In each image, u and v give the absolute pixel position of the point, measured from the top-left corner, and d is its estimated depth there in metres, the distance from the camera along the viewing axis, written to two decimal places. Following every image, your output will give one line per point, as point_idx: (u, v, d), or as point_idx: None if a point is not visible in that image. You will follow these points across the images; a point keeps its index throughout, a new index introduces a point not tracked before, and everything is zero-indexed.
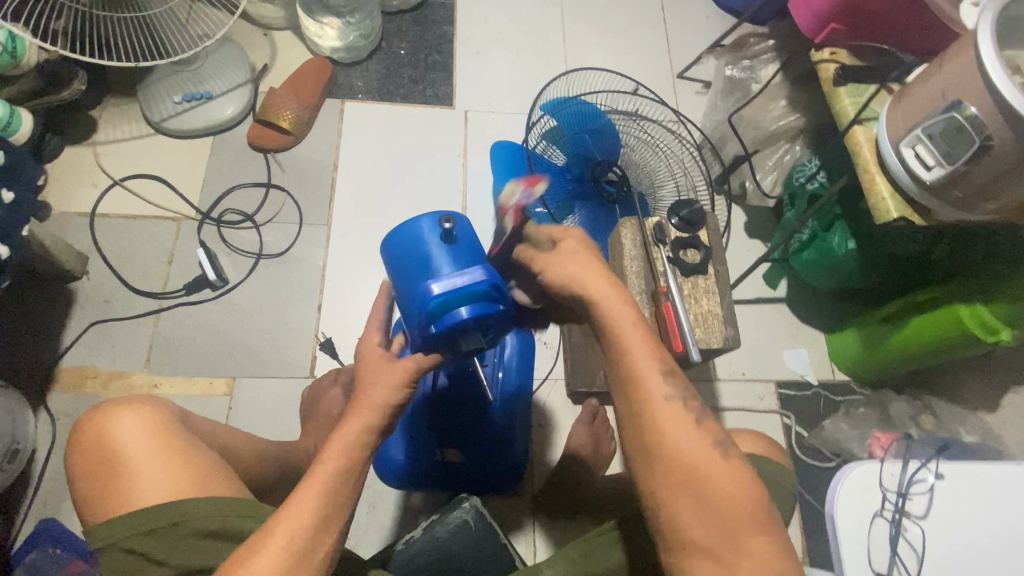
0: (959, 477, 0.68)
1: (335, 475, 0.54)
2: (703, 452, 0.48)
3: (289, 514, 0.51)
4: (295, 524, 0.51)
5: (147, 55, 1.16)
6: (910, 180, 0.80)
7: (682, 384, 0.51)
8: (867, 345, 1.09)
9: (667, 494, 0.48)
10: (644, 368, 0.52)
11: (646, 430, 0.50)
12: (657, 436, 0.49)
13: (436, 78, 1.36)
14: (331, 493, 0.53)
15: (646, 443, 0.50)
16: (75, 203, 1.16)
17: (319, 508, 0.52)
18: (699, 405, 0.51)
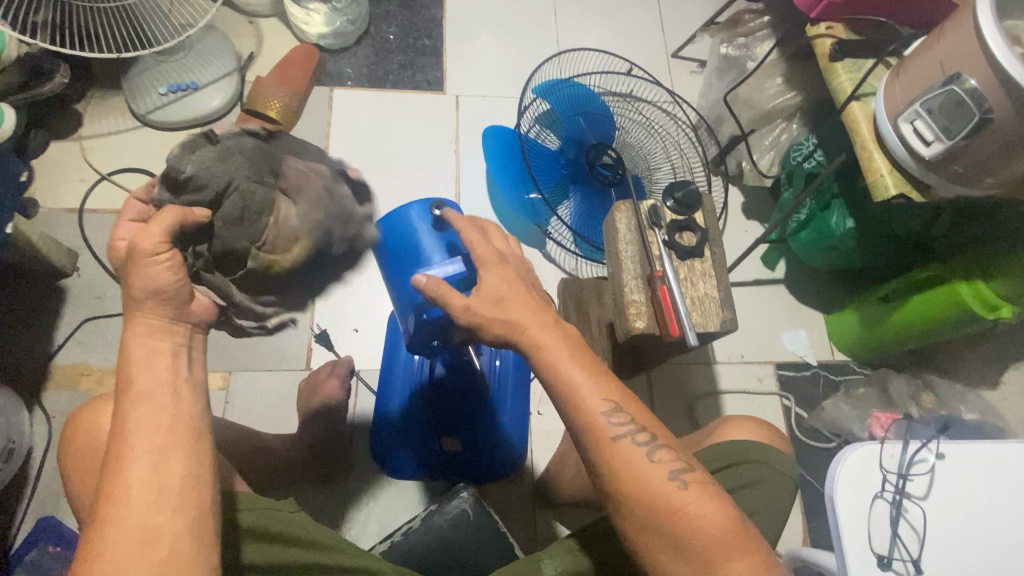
0: (966, 461, 0.62)
1: (151, 438, 0.47)
2: (666, 485, 0.53)
3: (117, 500, 0.44)
4: (131, 503, 0.44)
5: (129, 45, 1.13)
6: (908, 155, 0.78)
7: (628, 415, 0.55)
8: (866, 324, 1.09)
9: (644, 531, 0.52)
10: (613, 435, 0.54)
11: (615, 475, 0.54)
12: (620, 479, 0.54)
13: (427, 62, 1.33)
14: (155, 454, 0.46)
15: (637, 506, 0.53)
16: (63, 198, 1.15)
17: (151, 476, 0.46)
18: (647, 436, 0.54)
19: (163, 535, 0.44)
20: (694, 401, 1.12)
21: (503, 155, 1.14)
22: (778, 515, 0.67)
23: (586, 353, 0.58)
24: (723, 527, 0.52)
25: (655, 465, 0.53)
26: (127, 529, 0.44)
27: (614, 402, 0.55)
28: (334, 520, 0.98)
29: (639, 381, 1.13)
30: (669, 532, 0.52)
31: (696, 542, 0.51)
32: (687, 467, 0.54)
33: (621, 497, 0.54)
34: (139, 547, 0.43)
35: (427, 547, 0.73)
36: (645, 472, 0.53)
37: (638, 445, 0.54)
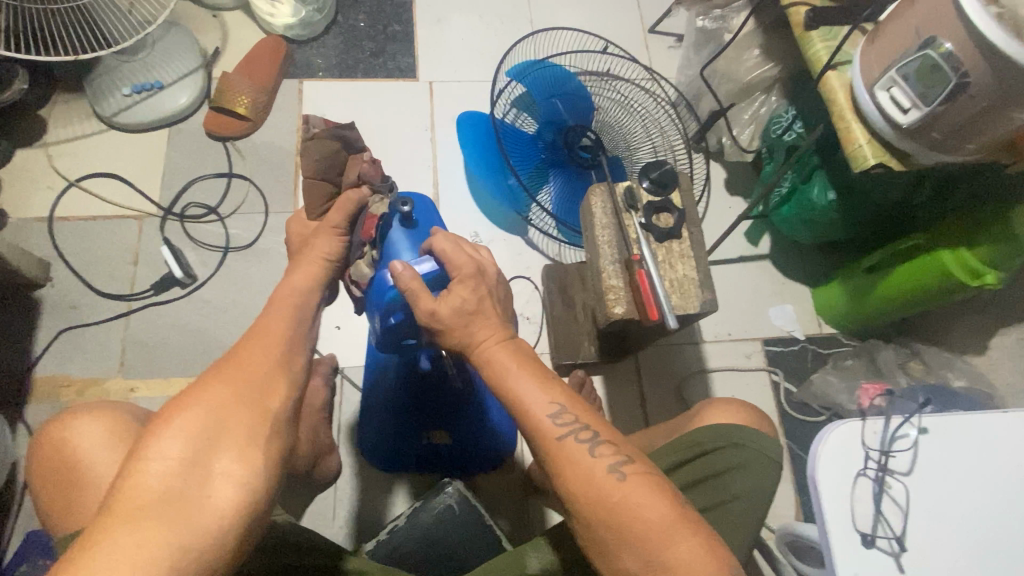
0: (945, 434, 0.62)
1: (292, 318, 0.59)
2: (607, 478, 0.52)
3: (252, 346, 0.54)
4: (260, 350, 0.54)
5: (88, 46, 1.10)
6: (885, 124, 0.76)
7: (574, 416, 0.54)
8: (852, 296, 1.08)
9: (592, 529, 0.52)
10: (558, 436, 0.53)
11: (562, 476, 0.53)
12: (566, 479, 0.53)
13: (398, 49, 1.30)
14: (284, 342, 0.56)
15: (584, 504, 0.52)
16: (32, 207, 1.12)
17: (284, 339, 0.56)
18: (590, 436, 0.53)
19: (269, 386, 0.51)
20: (683, 380, 1.11)
21: (479, 141, 1.12)
22: (765, 497, 0.67)
23: (534, 360, 0.58)
24: (663, 514, 0.50)
25: (596, 460, 0.53)
26: (225, 395, 0.49)
27: (558, 403, 0.55)
28: (325, 519, 0.98)
29: (626, 363, 1.12)
30: (613, 526, 0.51)
31: (639, 533, 0.50)
32: (629, 460, 0.53)
33: (568, 497, 0.53)
34: (249, 383, 0.51)
35: (411, 545, 0.73)
36: (589, 469, 0.52)
37: (582, 444, 0.53)
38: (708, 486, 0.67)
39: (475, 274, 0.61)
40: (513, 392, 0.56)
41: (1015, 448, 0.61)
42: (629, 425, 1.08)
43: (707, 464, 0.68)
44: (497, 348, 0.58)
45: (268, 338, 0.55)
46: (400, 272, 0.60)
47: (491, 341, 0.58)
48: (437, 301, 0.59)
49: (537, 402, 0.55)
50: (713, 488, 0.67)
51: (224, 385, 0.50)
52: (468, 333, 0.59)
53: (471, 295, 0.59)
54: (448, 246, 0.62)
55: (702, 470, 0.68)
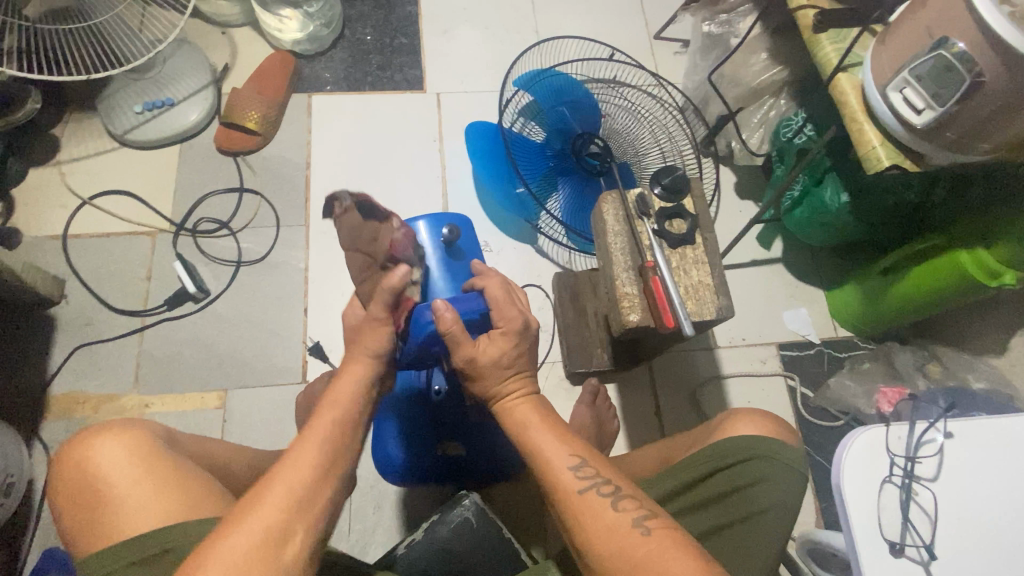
0: (972, 438, 0.61)
1: (333, 428, 0.57)
2: (629, 534, 0.51)
3: (291, 466, 0.52)
4: (299, 474, 0.52)
5: (101, 65, 1.11)
6: (899, 125, 0.76)
7: (595, 471, 0.55)
8: (868, 299, 1.07)
9: None
10: (579, 489, 0.54)
11: (579, 528, 0.53)
12: (586, 534, 0.52)
13: (405, 61, 1.31)
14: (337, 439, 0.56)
15: (606, 561, 0.50)
16: (47, 226, 1.13)
17: (325, 456, 0.54)
18: (611, 489, 0.54)
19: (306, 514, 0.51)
20: (698, 387, 1.11)
21: (487, 151, 1.11)
22: (791, 511, 0.65)
23: (555, 418, 0.60)
24: (687, 569, 0.48)
25: (619, 514, 0.52)
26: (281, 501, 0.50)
27: (579, 456, 0.56)
28: (341, 533, 0.98)
29: (640, 371, 1.12)
30: None
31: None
32: (651, 514, 0.53)
33: (589, 551, 0.52)
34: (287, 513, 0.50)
35: (430, 561, 0.72)
36: (613, 523, 0.52)
37: (603, 497, 0.53)
38: (732, 498, 0.66)
39: (520, 329, 0.62)
40: (532, 443, 0.57)
41: None
42: (644, 433, 1.07)
43: (733, 476, 0.66)
44: (520, 401, 0.61)
45: (310, 461, 0.53)
46: (443, 314, 0.60)
47: (517, 394, 0.61)
48: (475, 347, 0.61)
49: (559, 448, 0.57)
50: (737, 501, 0.65)
51: (265, 516, 0.49)
52: (497, 380, 0.61)
53: (510, 349, 0.61)
54: (500, 294, 0.65)
55: (727, 482, 0.66)
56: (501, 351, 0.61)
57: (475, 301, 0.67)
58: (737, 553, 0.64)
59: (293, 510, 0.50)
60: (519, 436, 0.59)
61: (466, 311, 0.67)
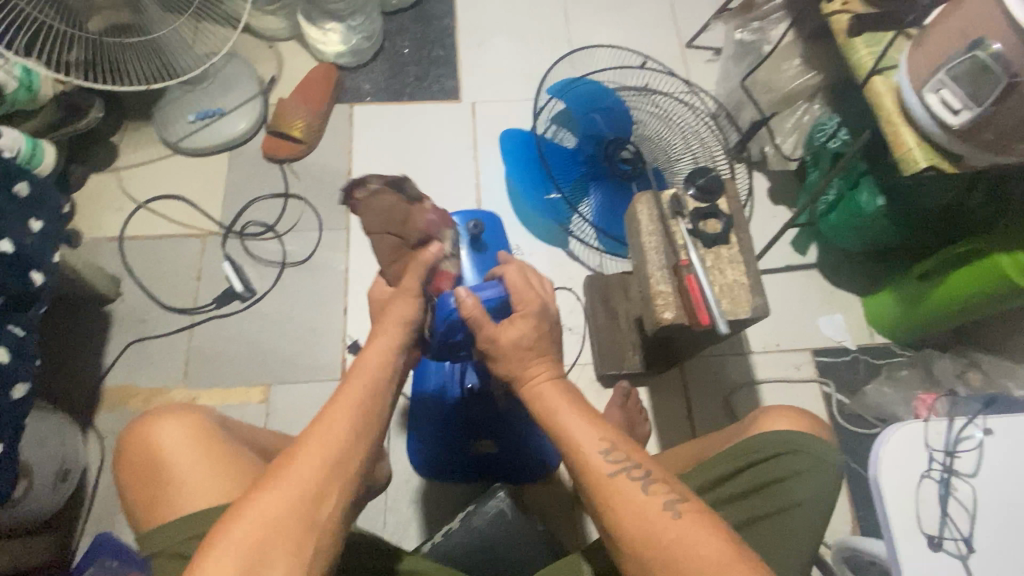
0: (1010, 432, 0.60)
1: (366, 394, 0.55)
2: (660, 518, 0.52)
3: (313, 443, 0.51)
4: (322, 451, 0.51)
5: (157, 77, 1.18)
6: (935, 127, 0.76)
7: (624, 453, 0.56)
8: (906, 303, 1.06)
9: (646, 570, 0.51)
10: (609, 471, 0.55)
11: (611, 512, 0.54)
12: (615, 517, 0.54)
13: (442, 72, 1.35)
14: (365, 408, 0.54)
15: (636, 542, 0.52)
16: (104, 228, 1.20)
17: (355, 425, 0.53)
18: (642, 473, 0.55)
19: (289, 540, 0.48)
20: (730, 391, 1.10)
21: (522, 156, 1.14)
22: (825, 504, 0.65)
23: (584, 402, 0.61)
24: (718, 551, 0.49)
25: (649, 497, 0.53)
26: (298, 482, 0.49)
27: (608, 439, 0.57)
28: (377, 526, 1.00)
29: (672, 374, 1.12)
30: (668, 569, 0.50)
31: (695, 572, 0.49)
32: (682, 498, 0.54)
33: (618, 529, 0.54)
34: (304, 493, 0.49)
35: (464, 548, 0.74)
36: (642, 504, 0.53)
37: (634, 480, 0.55)
38: (762, 492, 0.66)
39: (539, 310, 0.65)
40: (562, 422, 0.59)
41: None
42: (676, 435, 1.08)
43: (764, 471, 0.67)
44: (548, 384, 0.62)
45: (330, 438, 0.51)
46: (464, 299, 0.64)
47: (540, 378, 0.62)
48: (497, 328, 0.64)
49: (590, 433, 0.57)
50: (768, 495, 0.66)
51: (280, 496, 0.49)
52: (521, 366, 0.63)
53: (529, 330, 0.63)
54: (519, 279, 0.67)
55: (761, 475, 0.67)
56: (537, 346, 0.63)
57: (496, 288, 0.70)
58: (772, 548, 0.64)
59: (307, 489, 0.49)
60: (550, 418, 0.60)
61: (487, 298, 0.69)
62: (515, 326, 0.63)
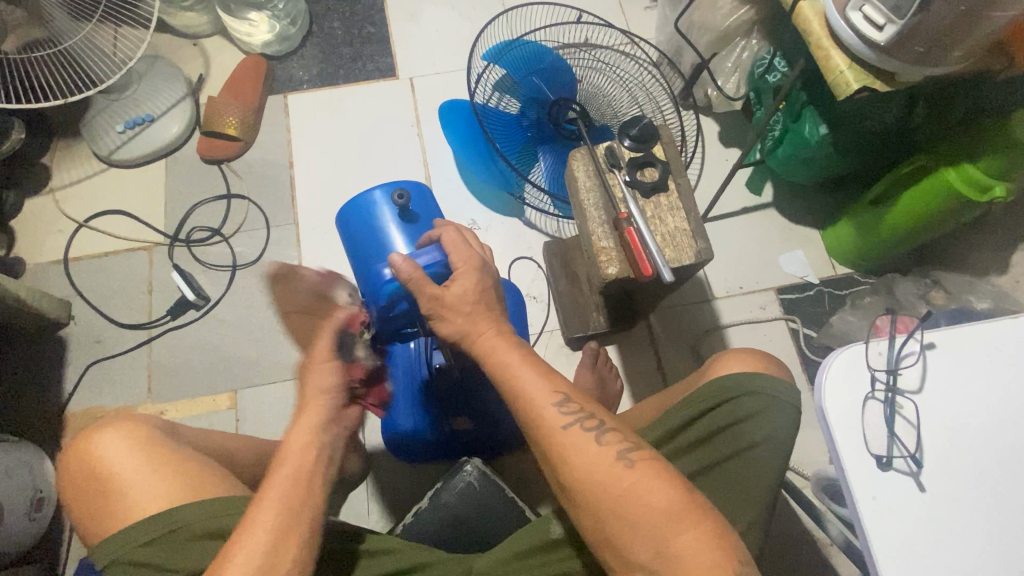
0: (953, 342, 0.59)
1: (289, 489, 0.54)
2: (612, 469, 0.53)
3: (242, 541, 0.51)
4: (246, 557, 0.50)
5: (77, 88, 1.13)
6: (864, 47, 0.75)
7: (578, 405, 0.56)
8: (861, 231, 1.05)
9: (602, 521, 0.52)
10: (564, 424, 0.55)
11: (566, 470, 0.54)
12: (569, 468, 0.54)
13: (375, 50, 1.31)
14: (278, 519, 0.52)
15: (591, 493, 0.53)
16: (47, 252, 1.17)
17: (270, 537, 0.51)
18: (595, 423, 0.55)
19: None
20: (698, 339, 1.10)
21: (461, 127, 1.11)
22: (785, 443, 0.65)
23: (545, 363, 0.60)
24: (669, 500, 0.51)
25: (603, 447, 0.54)
26: None
27: (561, 392, 0.57)
28: (360, 515, 1.00)
29: (639, 329, 1.12)
30: (623, 518, 0.51)
31: (643, 518, 0.50)
32: (636, 447, 0.55)
33: (574, 483, 0.54)
34: None
35: (438, 524, 0.74)
36: (596, 455, 0.54)
37: (586, 431, 0.55)
38: (722, 437, 0.66)
39: (480, 265, 0.64)
40: (513, 381, 0.58)
41: None
42: (649, 389, 1.08)
43: (724, 414, 0.67)
44: (496, 339, 0.60)
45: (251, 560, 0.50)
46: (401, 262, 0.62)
47: (489, 333, 0.60)
48: (442, 288, 0.62)
49: (534, 390, 0.57)
50: (728, 440, 0.66)
51: None
52: (470, 322, 0.61)
53: (472, 286, 0.62)
54: (458, 238, 0.66)
55: (719, 420, 0.67)
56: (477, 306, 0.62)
57: (436, 253, 0.69)
58: (733, 491, 0.64)
59: None
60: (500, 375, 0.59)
61: (428, 264, 0.69)
62: (452, 300, 0.61)
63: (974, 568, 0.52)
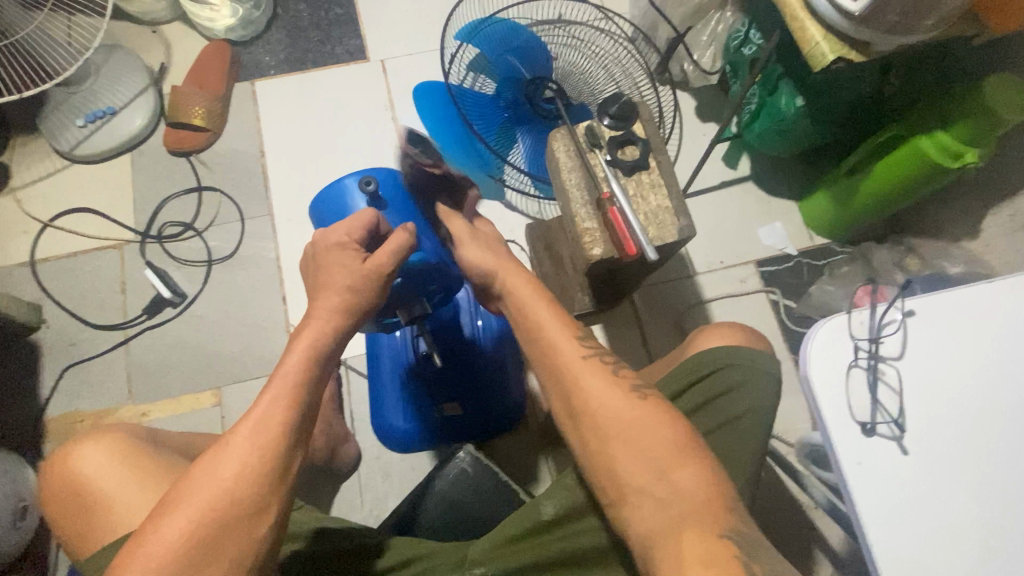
0: (930, 308, 0.60)
1: (301, 372, 0.55)
2: (645, 419, 0.55)
3: (247, 428, 0.51)
4: (250, 440, 0.51)
5: (32, 80, 1.08)
6: (838, 16, 0.75)
7: (596, 346, 0.60)
8: (838, 201, 1.06)
9: (610, 453, 0.54)
10: (583, 355, 0.59)
11: (574, 388, 0.57)
12: (583, 392, 0.57)
13: (343, 33, 1.27)
14: (290, 398, 0.53)
15: (594, 411, 0.56)
16: (13, 254, 1.13)
17: (282, 422, 0.52)
18: (613, 360, 0.60)
19: (220, 537, 0.48)
20: (682, 314, 1.11)
21: (435, 109, 1.09)
22: (766, 411, 0.66)
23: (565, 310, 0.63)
24: (695, 474, 0.51)
25: (618, 382, 0.57)
26: (216, 498, 0.48)
27: (583, 336, 0.61)
28: (354, 506, 1.00)
29: (624, 308, 1.12)
30: (635, 458, 0.53)
31: (652, 450, 0.53)
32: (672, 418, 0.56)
33: (585, 400, 0.56)
34: (251, 469, 0.50)
35: (434, 512, 0.75)
36: (602, 385, 0.57)
37: (606, 365, 0.59)
38: (705, 409, 0.67)
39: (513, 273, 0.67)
40: (537, 316, 0.61)
41: (1004, 316, 0.60)
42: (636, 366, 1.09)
43: (703, 387, 0.68)
44: (540, 305, 0.62)
45: (255, 445, 0.51)
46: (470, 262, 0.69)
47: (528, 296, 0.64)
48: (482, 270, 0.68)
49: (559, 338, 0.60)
50: (711, 411, 0.67)
51: (196, 507, 0.48)
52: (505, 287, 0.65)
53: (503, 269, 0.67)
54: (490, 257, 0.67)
55: (701, 394, 0.68)
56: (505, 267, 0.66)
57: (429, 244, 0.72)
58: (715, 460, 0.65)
59: (231, 496, 0.49)
60: (523, 312, 0.63)
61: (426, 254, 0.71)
62: None
63: (953, 525, 0.54)
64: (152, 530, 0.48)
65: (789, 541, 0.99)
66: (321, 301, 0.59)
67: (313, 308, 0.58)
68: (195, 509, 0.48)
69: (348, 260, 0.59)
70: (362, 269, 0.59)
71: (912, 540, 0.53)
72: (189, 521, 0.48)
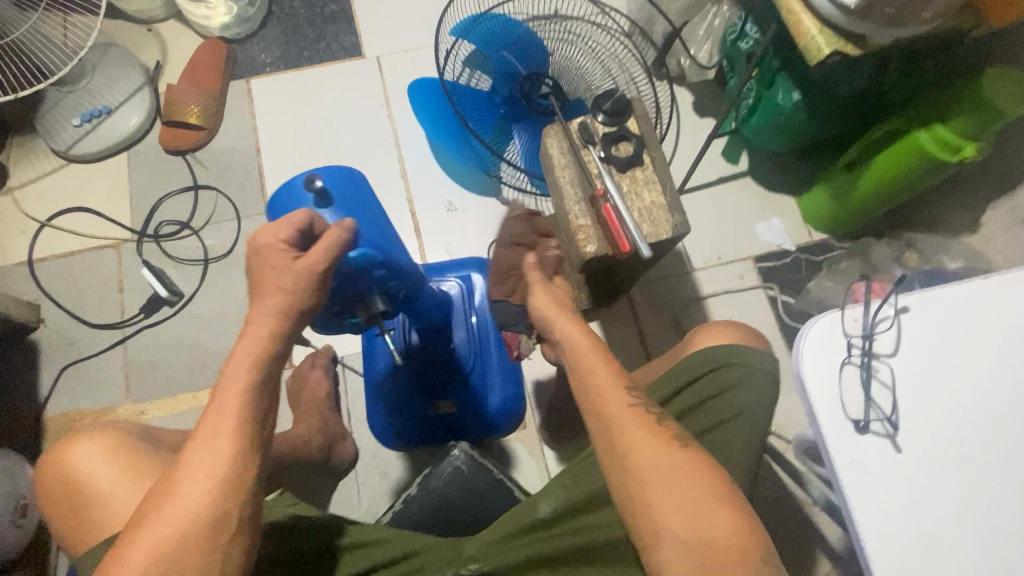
0: (926, 304, 0.60)
1: (246, 383, 0.52)
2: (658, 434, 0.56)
3: (201, 442, 0.51)
4: (204, 456, 0.50)
5: (28, 80, 1.08)
6: (835, 9, 0.74)
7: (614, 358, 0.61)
8: (836, 196, 1.06)
9: (629, 461, 0.55)
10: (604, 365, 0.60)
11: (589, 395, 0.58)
12: (599, 393, 0.58)
13: (338, 29, 1.27)
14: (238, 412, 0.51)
15: (609, 416, 0.57)
16: (12, 254, 1.13)
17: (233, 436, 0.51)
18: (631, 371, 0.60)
19: (186, 554, 0.48)
20: (680, 310, 1.11)
21: (431, 106, 1.08)
22: (767, 409, 0.66)
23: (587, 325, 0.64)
24: (697, 483, 0.53)
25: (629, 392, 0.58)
26: (179, 518, 0.49)
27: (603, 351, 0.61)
28: (352, 503, 1.01)
29: (621, 304, 1.12)
30: (647, 466, 0.54)
31: (661, 460, 0.54)
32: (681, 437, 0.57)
33: (603, 404, 0.57)
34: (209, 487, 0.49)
35: (428, 509, 0.75)
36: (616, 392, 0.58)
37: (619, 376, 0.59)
38: (707, 408, 0.67)
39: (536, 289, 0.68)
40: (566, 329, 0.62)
41: (998, 312, 0.59)
42: (633, 362, 1.09)
43: (703, 385, 0.68)
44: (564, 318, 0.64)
45: (211, 461, 0.50)
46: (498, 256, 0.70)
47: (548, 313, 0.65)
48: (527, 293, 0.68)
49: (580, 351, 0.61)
50: (711, 410, 0.67)
51: (161, 527, 0.48)
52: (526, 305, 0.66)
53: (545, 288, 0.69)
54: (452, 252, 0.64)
55: (701, 391, 0.67)
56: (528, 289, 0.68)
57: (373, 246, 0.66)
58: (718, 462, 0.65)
59: (193, 515, 0.49)
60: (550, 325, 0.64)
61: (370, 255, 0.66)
62: None
63: (947, 523, 0.53)
64: (122, 551, 0.48)
65: (787, 536, 0.99)
66: (256, 306, 0.55)
67: (251, 313, 0.55)
68: (156, 534, 0.48)
69: (280, 262, 0.54)
70: (292, 268, 0.54)
71: (906, 539, 0.53)
72: (156, 538, 0.48)
